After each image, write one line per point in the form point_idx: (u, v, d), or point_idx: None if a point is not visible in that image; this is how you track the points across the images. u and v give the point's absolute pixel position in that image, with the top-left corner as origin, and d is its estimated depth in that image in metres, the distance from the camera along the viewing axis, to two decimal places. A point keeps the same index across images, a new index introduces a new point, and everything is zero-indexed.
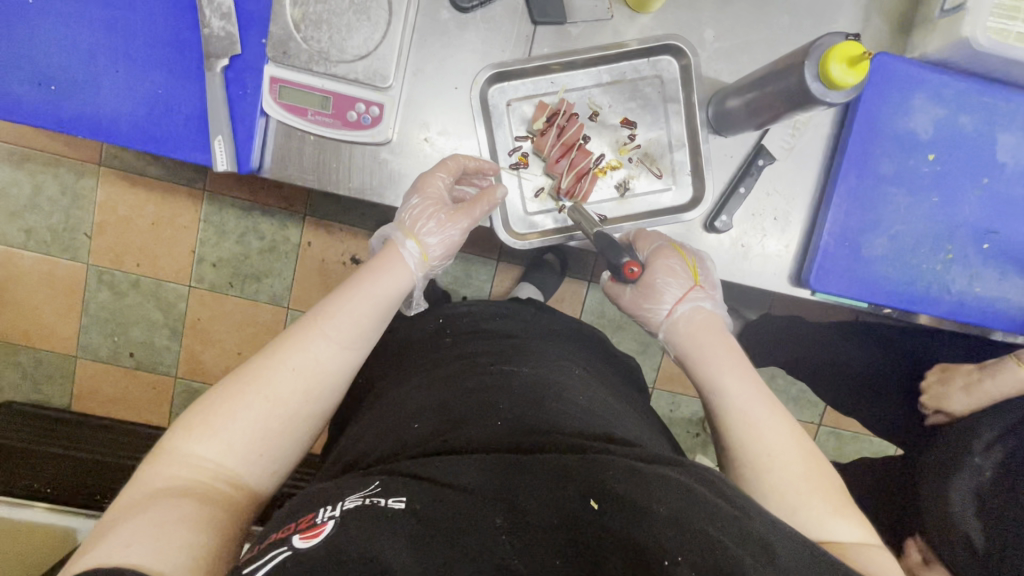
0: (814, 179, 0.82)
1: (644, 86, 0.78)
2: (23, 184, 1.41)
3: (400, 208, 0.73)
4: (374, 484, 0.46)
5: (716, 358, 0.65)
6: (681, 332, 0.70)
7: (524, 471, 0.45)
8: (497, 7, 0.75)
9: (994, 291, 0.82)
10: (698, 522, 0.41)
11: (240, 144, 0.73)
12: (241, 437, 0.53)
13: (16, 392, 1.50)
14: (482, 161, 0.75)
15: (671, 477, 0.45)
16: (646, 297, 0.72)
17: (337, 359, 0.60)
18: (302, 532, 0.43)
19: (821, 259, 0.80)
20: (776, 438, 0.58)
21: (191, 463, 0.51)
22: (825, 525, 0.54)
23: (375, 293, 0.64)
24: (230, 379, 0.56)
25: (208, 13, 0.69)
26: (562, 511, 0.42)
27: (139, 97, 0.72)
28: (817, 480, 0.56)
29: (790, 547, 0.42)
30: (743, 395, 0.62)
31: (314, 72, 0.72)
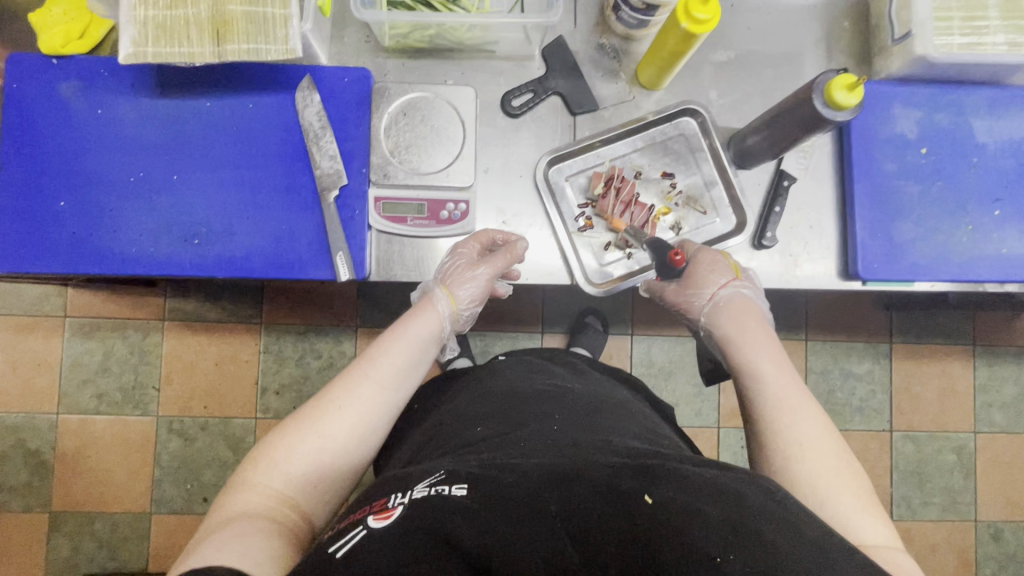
0: (833, 189, 0.95)
1: (673, 143, 0.94)
2: (94, 352, 1.52)
3: (439, 265, 0.87)
4: (438, 475, 0.55)
5: (755, 345, 0.74)
6: (724, 315, 0.79)
7: (581, 475, 0.53)
8: (541, 108, 0.92)
9: (1019, 248, 0.93)
10: (754, 522, 0.48)
11: (355, 255, 0.86)
12: (300, 468, 0.64)
13: (94, 562, 1.49)
14: (507, 234, 0.88)
15: (725, 485, 0.51)
16: (688, 285, 0.83)
17: (379, 398, 0.70)
18: (376, 514, 0.51)
19: (862, 252, 0.91)
20: (811, 430, 0.65)
21: (260, 491, 0.62)
22: (854, 518, 0.58)
23: (410, 336, 0.76)
24: (292, 417, 0.67)
25: (319, 158, 0.86)
26: (619, 502, 0.50)
27: (266, 235, 0.86)
28: (848, 478, 0.61)
29: (845, 550, 0.46)
30: (780, 384, 0.69)
31: (408, 186, 0.87)
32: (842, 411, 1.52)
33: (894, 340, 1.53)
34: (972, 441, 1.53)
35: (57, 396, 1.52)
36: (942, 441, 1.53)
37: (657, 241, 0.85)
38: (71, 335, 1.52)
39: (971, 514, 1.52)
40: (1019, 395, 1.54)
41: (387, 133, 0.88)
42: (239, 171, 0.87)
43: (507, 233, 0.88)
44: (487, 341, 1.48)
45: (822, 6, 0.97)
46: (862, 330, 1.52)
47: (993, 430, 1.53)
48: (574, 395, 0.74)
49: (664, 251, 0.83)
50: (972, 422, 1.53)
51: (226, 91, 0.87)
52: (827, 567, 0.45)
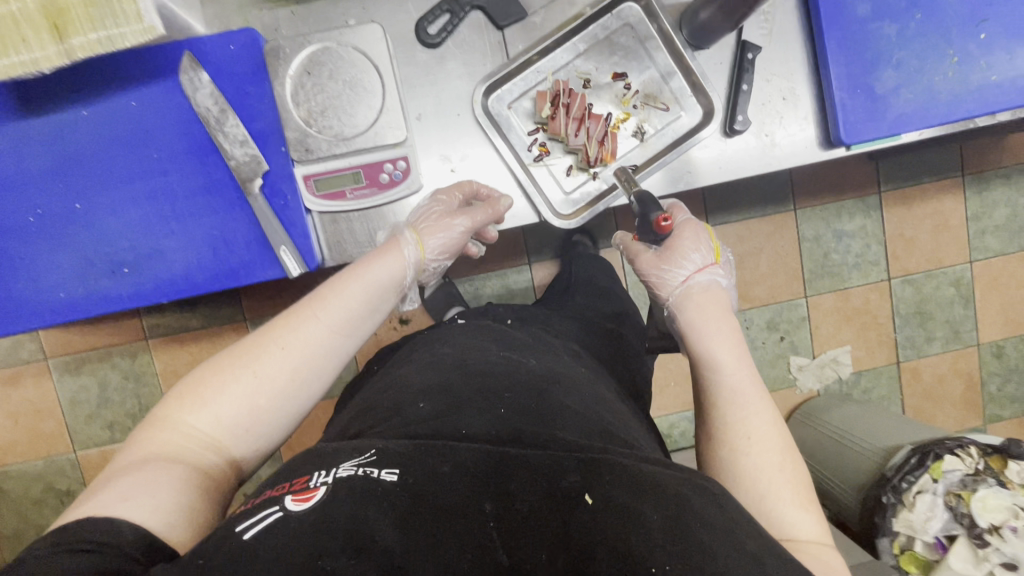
0: (802, 49, 0.85)
1: (618, 37, 0.83)
2: (89, 386, 1.48)
3: (416, 208, 0.78)
4: (369, 453, 0.50)
5: (716, 333, 0.66)
6: (692, 300, 0.71)
7: (524, 463, 0.47)
8: (463, 29, 0.80)
9: (1009, 72, 0.85)
10: (694, 528, 0.42)
11: (301, 245, 0.79)
12: (228, 411, 0.57)
13: None
14: (492, 190, 0.82)
15: (666, 485, 0.45)
16: (664, 258, 0.75)
17: (325, 343, 0.61)
18: (295, 493, 0.47)
19: (843, 113, 0.83)
20: (762, 425, 0.58)
21: (180, 431, 0.56)
22: (786, 516, 0.52)
23: (368, 279, 0.66)
24: (227, 354, 0.60)
25: (229, 147, 0.75)
26: (555, 495, 0.46)
27: (199, 244, 0.78)
28: (791, 474, 0.55)
29: (780, 557, 0.42)
30: (739, 377, 0.62)
31: (337, 155, 0.78)
32: (840, 272, 1.50)
33: (885, 189, 1.47)
34: (969, 271, 1.52)
35: (68, 436, 1.50)
36: (941, 278, 1.52)
37: (645, 194, 0.75)
38: (60, 374, 1.47)
39: (973, 339, 1.55)
40: (1012, 215, 1.51)
41: (297, 101, 0.76)
42: (147, 181, 0.77)
43: (494, 190, 0.82)
44: (474, 285, 1.42)
45: None
46: (852, 187, 1.46)
47: (989, 256, 1.52)
48: (529, 364, 0.66)
49: (653, 209, 0.73)
50: (968, 253, 1.51)
51: (101, 93, 0.75)
52: (760, 574, 0.40)
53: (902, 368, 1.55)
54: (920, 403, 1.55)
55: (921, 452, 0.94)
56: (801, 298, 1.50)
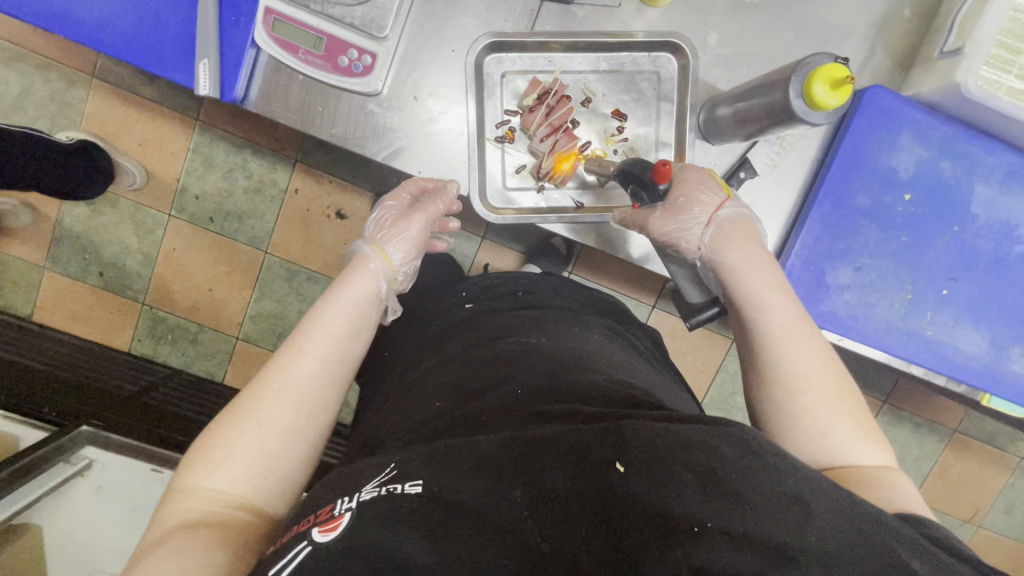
0: (792, 201, 0.83)
1: (640, 80, 0.78)
2: (12, 84, 1.32)
3: (365, 227, 0.74)
4: (388, 469, 0.46)
5: (757, 274, 0.65)
6: (727, 245, 0.67)
7: (547, 446, 0.43)
8: None
9: (946, 335, 0.85)
10: (722, 475, 0.40)
11: (226, 71, 0.72)
12: (243, 461, 0.52)
13: None
14: (435, 182, 0.77)
15: (692, 438, 0.42)
16: (676, 211, 0.69)
17: (320, 372, 0.59)
18: (321, 524, 0.43)
19: (785, 279, 0.82)
20: (811, 359, 0.60)
21: (201, 495, 0.51)
22: (852, 449, 0.56)
23: (342, 301, 0.63)
24: (221, 413, 0.55)
25: None
26: (585, 484, 0.41)
27: (127, 4, 0.70)
28: (847, 406, 0.58)
29: (820, 497, 0.40)
30: (784, 316, 0.62)
31: (310, 10, 0.71)
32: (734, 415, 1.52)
33: None
34: None
35: None
36: None
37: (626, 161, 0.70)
38: None
39: None
40: (898, 457, 1.56)
41: None
42: None
43: (438, 179, 0.77)
44: None
45: None
46: None
47: None
48: (540, 348, 0.65)
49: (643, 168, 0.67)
50: None
51: None
52: (808, 523, 0.38)
53: None
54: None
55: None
56: None
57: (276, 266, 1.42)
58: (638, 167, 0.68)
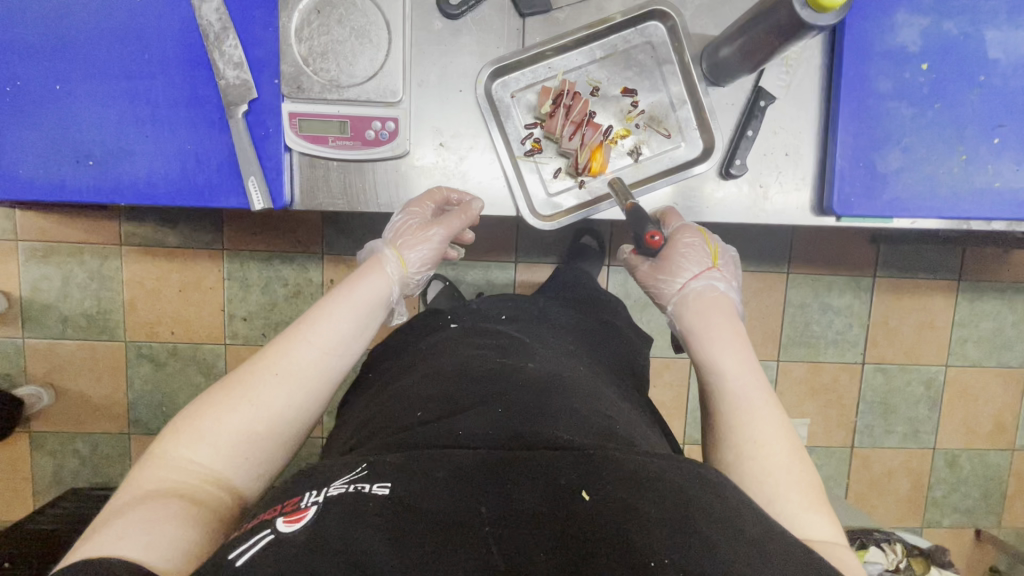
0: (815, 109, 0.84)
1: (637, 53, 0.82)
2: (53, 277, 1.41)
3: (388, 229, 0.77)
4: (360, 469, 0.47)
5: (716, 340, 0.64)
6: (690, 307, 0.69)
7: (521, 469, 0.45)
8: (485, 7, 0.79)
9: (1015, 182, 0.84)
10: (691, 517, 0.41)
11: (272, 182, 0.77)
12: (228, 438, 0.54)
13: (77, 479, 1.48)
14: (463, 194, 0.81)
15: (664, 476, 0.44)
16: (661, 270, 0.74)
17: (318, 366, 0.59)
18: (287, 515, 0.43)
19: (840, 183, 0.82)
20: (766, 424, 0.56)
21: (180, 466, 0.52)
22: (801, 521, 0.50)
23: (354, 299, 0.64)
24: (218, 386, 0.56)
25: (223, 66, 0.74)
26: (553, 505, 0.42)
27: (170, 155, 0.77)
28: (801, 474, 0.53)
29: (784, 542, 0.41)
30: (742, 379, 0.59)
31: (329, 100, 0.76)
32: (817, 344, 1.49)
33: (880, 274, 1.47)
34: (942, 374, 1.52)
35: (19, 321, 1.42)
36: (914, 374, 1.52)
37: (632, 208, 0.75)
38: (26, 258, 1.40)
39: (930, 443, 1.54)
40: (997, 330, 1.51)
41: (300, 36, 0.75)
42: (130, 79, 0.75)
43: (464, 193, 0.81)
44: (456, 270, 1.41)
45: None
46: (848, 264, 1.46)
47: (965, 364, 1.51)
48: (523, 370, 0.65)
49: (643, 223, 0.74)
50: (946, 356, 1.51)
51: None
52: (766, 567, 0.39)
53: (855, 452, 1.55)
54: (864, 492, 1.55)
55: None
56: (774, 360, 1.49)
57: None
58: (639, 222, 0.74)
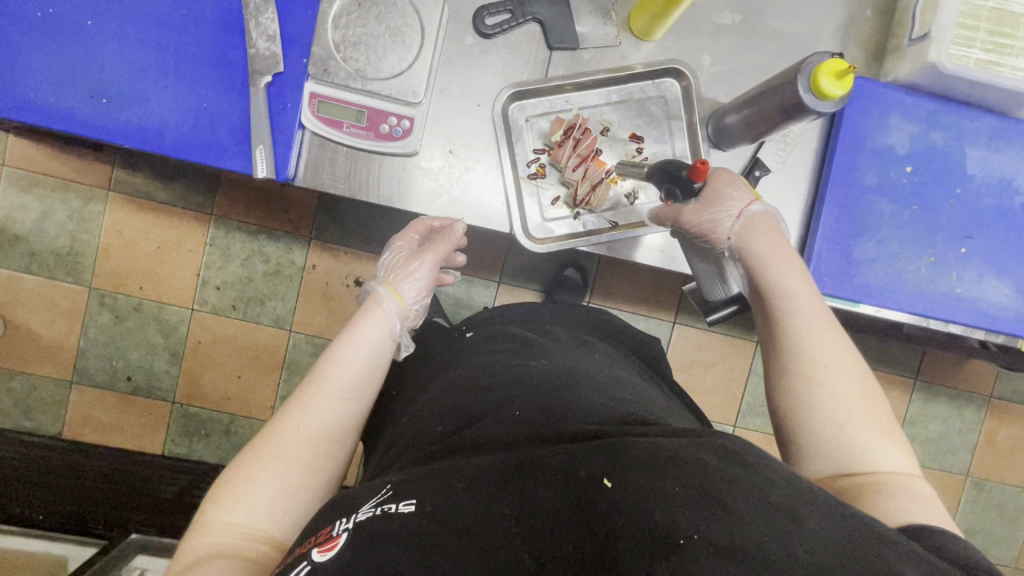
0: (805, 189, 0.90)
1: (650, 104, 0.87)
2: (30, 209, 1.38)
3: (380, 263, 0.79)
4: (386, 490, 0.49)
5: (783, 266, 0.66)
6: (750, 235, 0.69)
7: (538, 464, 0.45)
8: (516, 34, 0.83)
9: (974, 290, 0.90)
10: (717, 490, 0.40)
11: (279, 154, 0.79)
12: (264, 497, 0.56)
13: (5, 421, 1.41)
14: (444, 219, 0.82)
15: (685, 455, 0.43)
16: (710, 203, 0.72)
17: (337, 413, 0.62)
18: (320, 546, 0.47)
19: (816, 262, 0.87)
20: (834, 352, 0.60)
21: (223, 530, 0.54)
22: (870, 451, 0.55)
23: (359, 340, 0.67)
24: (246, 449, 0.59)
25: (256, 36, 0.76)
26: (575, 495, 0.42)
27: (185, 108, 0.77)
28: (869, 403, 0.58)
29: (818, 516, 0.40)
30: (808, 308, 0.63)
31: (351, 89, 0.79)
32: None
33: None
34: None
35: None
36: None
37: (663, 162, 0.75)
38: (7, 185, 1.37)
39: None
40: (944, 433, 1.56)
41: (336, 24, 0.78)
42: (162, 30, 0.76)
43: (444, 219, 0.83)
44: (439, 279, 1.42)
45: None
46: None
47: None
48: (537, 369, 0.65)
49: (679, 169, 0.72)
50: None
51: None
52: (797, 533, 0.38)
53: None
54: None
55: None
56: (731, 426, 1.51)
57: (303, 342, 1.44)
58: (676, 167, 0.73)
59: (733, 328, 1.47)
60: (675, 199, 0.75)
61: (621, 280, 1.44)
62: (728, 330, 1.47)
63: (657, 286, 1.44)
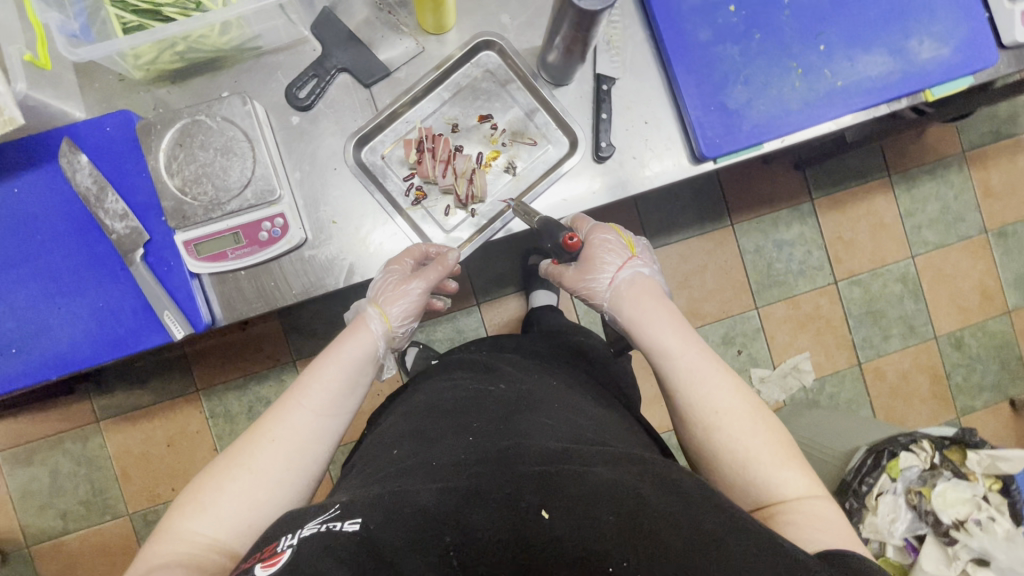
0: (657, 75, 0.91)
1: (481, 83, 0.90)
2: (41, 475, 1.41)
3: (371, 286, 0.81)
4: (334, 507, 0.48)
5: (656, 324, 0.71)
6: (625, 295, 0.75)
7: (483, 492, 0.48)
8: (332, 91, 0.86)
9: (854, 75, 0.91)
10: (648, 526, 0.44)
11: (187, 309, 0.81)
12: (228, 508, 0.58)
13: None
14: (439, 248, 0.86)
15: (625, 489, 0.47)
16: (586, 270, 0.78)
17: (313, 428, 0.64)
18: (264, 561, 0.44)
19: (701, 131, 0.88)
20: (724, 397, 0.63)
21: (187, 540, 0.55)
22: (770, 477, 0.58)
23: (342, 358, 0.69)
24: (223, 457, 0.61)
25: (110, 221, 0.79)
26: (513, 522, 0.46)
27: (87, 317, 0.80)
28: (766, 435, 0.61)
29: (748, 536, 0.43)
30: (686, 357, 0.67)
31: (214, 219, 0.80)
32: (787, 279, 1.52)
33: (815, 195, 1.53)
34: (912, 266, 1.55)
35: (21, 531, 1.41)
36: (888, 275, 1.56)
37: (547, 219, 0.80)
38: (11, 467, 1.40)
39: (930, 334, 1.56)
40: (943, 208, 1.56)
41: (170, 172, 0.80)
42: (31, 262, 0.79)
43: (439, 246, 0.86)
44: (425, 330, 1.44)
45: None
46: (782, 197, 1.52)
47: (928, 250, 1.56)
48: (495, 393, 0.65)
49: (558, 232, 0.78)
50: (907, 248, 1.55)
51: None
52: (722, 567, 0.42)
53: (865, 368, 1.54)
54: (890, 403, 1.54)
55: (877, 453, 1.02)
56: (753, 310, 1.51)
57: None
58: (555, 228, 0.78)
59: (701, 224, 1.49)
60: (560, 260, 0.82)
61: None
62: (698, 229, 1.49)
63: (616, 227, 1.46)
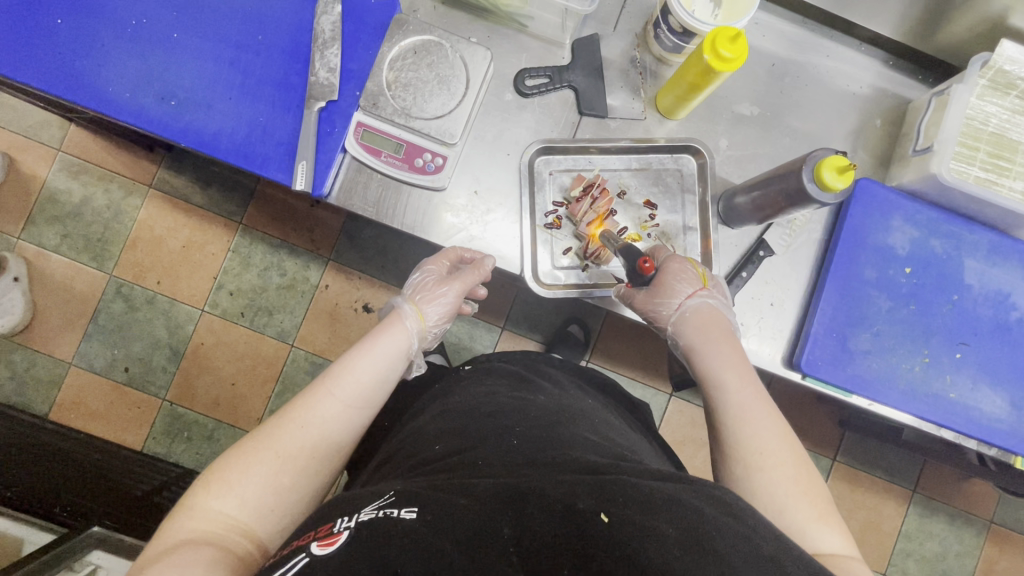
0: (807, 275, 0.94)
1: (666, 175, 0.93)
2: (74, 193, 1.46)
3: (405, 290, 0.84)
4: (387, 497, 0.52)
5: (720, 357, 0.74)
6: (689, 324, 0.78)
7: (540, 492, 0.48)
8: (553, 96, 0.91)
9: (967, 397, 0.90)
10: (709, 540, 0.43)
11: (318, 171, 0.85)
12: (252, 491, 0.59)
13: None
14: (475, 252, 0.88)
15: (679, 497, 0.46)
16: (656, 294, 0.81)
17: (341, 418, 0.66)
18: (320, 540, 0.49)
19: (811, 346, 0.89)
20: (771, 441, 0.65)
21: (212, 518, 0.57)
22: (809, 531, 0.59)
23: (376, 353, 0.72)
24: (247, 441, 0.62)
25: (318, 66, 0.85)
26: (572, 524, 0.45)
27: (242, 120, 0.85)
28: (807, 487, 0.62)
29: (803, 566, 0.43)
30: (743, 394, 0.69)
31: (394, 123, 0.85)
32: None
33: (837, 458, 1.50)
34: None
35: (22, 223, 1.45)
36: None
37: (626, 245, 0.81)
38: (59, 169, 1.45)
39: None
40: (939, 553, 1.50)
41: (391, 65, 0.86)
42: (238, 51, 0.85)
43: (478, 252, 0.88)
44: None
45: (861, 97, 0.96)
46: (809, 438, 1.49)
47: None
48: (538, 404, 0.67)
49: (635, 257, 0.80)
50: (885, 565, 1.48)
51: None
52: None
53: None
54: None
55: None
56: None
57: (302, 359, 1.46)
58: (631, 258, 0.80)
59: None
60: (631, 284, 0.84)
61: (622, 344, 1.45)
62: None
63: (658, 356, 1.45)
